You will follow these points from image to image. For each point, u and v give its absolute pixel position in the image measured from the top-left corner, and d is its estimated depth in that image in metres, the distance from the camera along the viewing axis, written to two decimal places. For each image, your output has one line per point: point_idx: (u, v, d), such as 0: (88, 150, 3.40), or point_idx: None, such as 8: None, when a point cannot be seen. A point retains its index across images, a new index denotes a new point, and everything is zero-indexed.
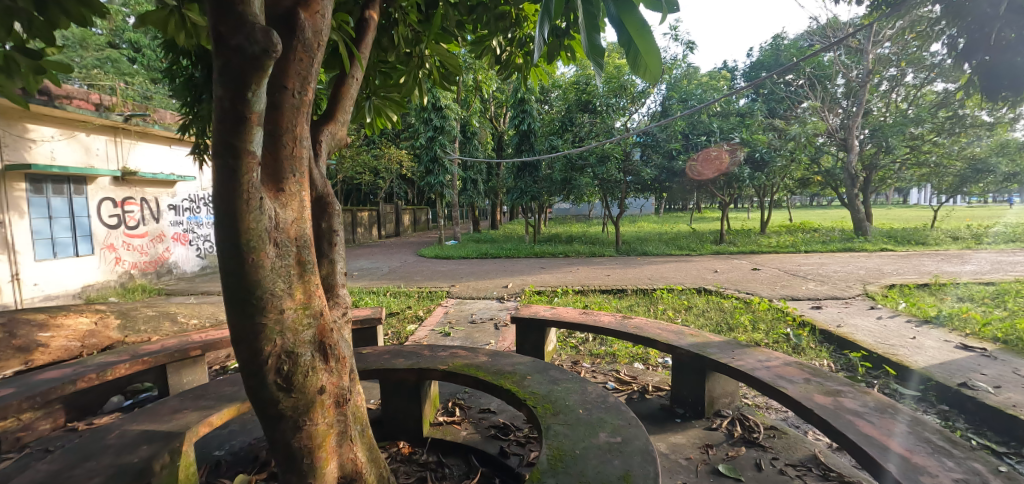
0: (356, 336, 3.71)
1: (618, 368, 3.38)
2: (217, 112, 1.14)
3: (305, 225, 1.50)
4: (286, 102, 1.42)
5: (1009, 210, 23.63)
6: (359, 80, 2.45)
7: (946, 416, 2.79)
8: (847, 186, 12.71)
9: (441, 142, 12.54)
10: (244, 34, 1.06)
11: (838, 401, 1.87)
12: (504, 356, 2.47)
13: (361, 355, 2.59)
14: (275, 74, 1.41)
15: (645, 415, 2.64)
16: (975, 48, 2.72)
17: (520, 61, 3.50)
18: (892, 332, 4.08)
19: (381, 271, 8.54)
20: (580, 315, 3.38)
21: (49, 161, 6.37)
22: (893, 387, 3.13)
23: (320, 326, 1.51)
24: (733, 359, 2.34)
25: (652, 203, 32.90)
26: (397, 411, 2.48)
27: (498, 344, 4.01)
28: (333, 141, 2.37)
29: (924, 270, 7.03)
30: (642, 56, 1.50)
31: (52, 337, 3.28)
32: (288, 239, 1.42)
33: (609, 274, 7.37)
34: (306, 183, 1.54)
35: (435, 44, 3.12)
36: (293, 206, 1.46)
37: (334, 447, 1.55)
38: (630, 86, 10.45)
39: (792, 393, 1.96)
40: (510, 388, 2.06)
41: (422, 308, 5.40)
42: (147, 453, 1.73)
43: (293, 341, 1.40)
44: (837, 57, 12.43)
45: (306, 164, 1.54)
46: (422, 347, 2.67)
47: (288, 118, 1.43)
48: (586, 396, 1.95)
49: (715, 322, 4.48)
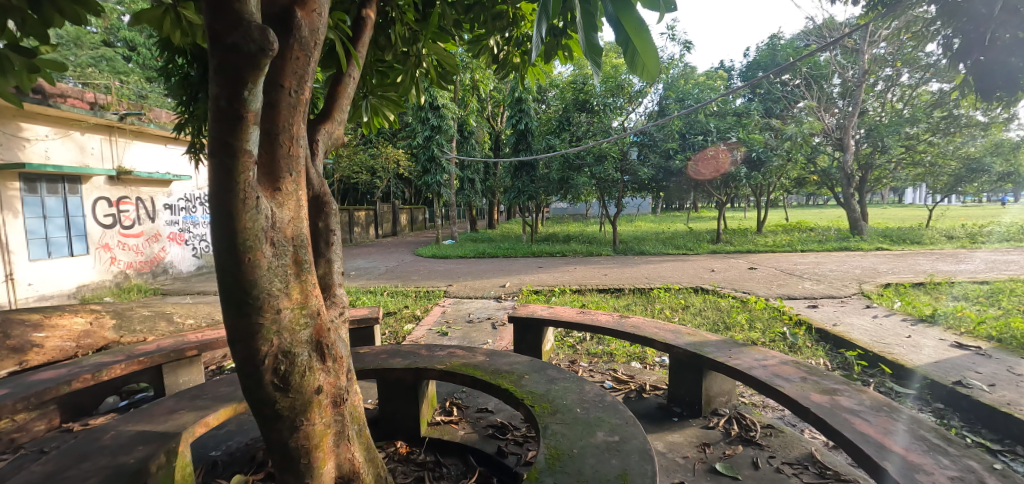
0: (353, 335, 3.70)
1: (615, 367, 3.38)
2: (214, 112, 1.13)
3: (302, 224, 1.49)
4: (283, 101, 1.42)
5: (1001, 210, 23.80)
6: (356, 79, 2.45)
7: (941, 414, 2.81)
8: (843, 185, 12.74)
9: (438, 141, 12.51)
10: (240, 33, 1.05)
11: (834, 400, 1.88)
12: (502, 356, 2.47)
13: (358, 355, 2.58)
14: (272, 74, 1.40)
15: (642, 414, 2.64)
16: (970, 49, 2.74)
17: (518, 60, 3.48)
18: (887, 331, 4.10)
19: (377, 271, 8.52)
20: (578, 314, 3.37)
21: (43, 161, 6.33)
22: (889, 385, 3.14)
23: (317, 326, 1.51)
24: (730, 358, 2.35)
25: (649, 202, 32.91)
26: (394, 411, 2.48)
27: (495, 343, 4.00)
28: (330, 141, 2.37)
29: (919, 269, 7.06)
30: (641, 55, 1.50)
31: (46, 337, 3.26)
32: (285, 238, 1.41)
33: (606, 274, 7.37)
34: (303, 182, 1.54)
35: (432, 44, 3.11)
36: (289, 205, 1.46)
37: (331, 447, 1.54)
38: (626, 86, 10.48)
39: (789, 391, 1.97)
40: (508, 387, 2.06)
41: (419, 307, 5.39)
42: (143, 453, 1.73)
43: (290, 341, 1.40)
44: (833, 57, 12.48)
45: (303, 163, 1.54)
46: (419, 347, 2.67)
47: (285, 118, 1.43)
48: (583, 396, 1.96)
49: (712, 321, 4.49)
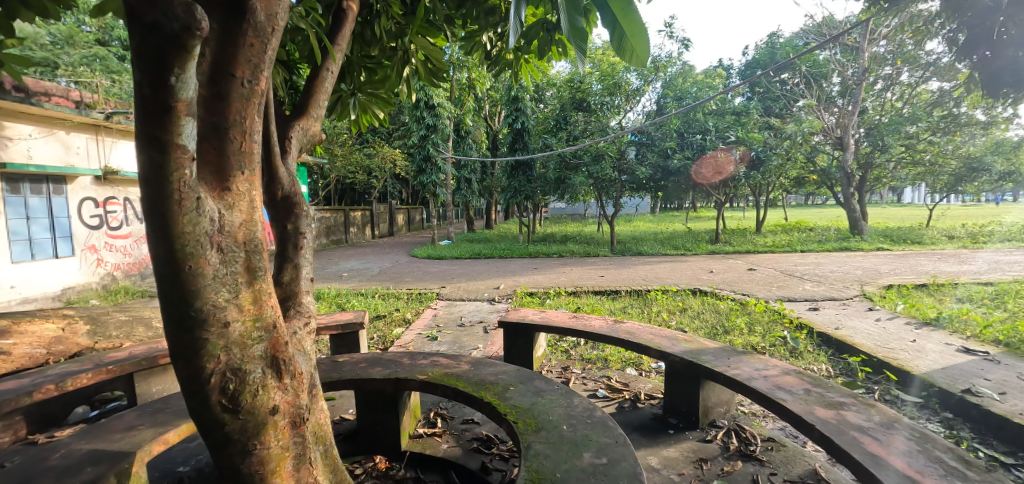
0: (337, 341, 3.56)
1: (609, 374, 3.24)
2: (138, 102, 0.99)
3: (257, 227, 1.36)
4: (234, 93, 1.28)
5: (997, 210, 23.83)
6: (335, 73, 2.33)
7: (950, 425, 2.67)
8: (843, 184, 12.61)
9: (433, 141, 12.38)
10: (160, 9, 0.90)
11: (841, 415, 1.74)
12: (488, 365, 2.33)
13: (337, 364, 2.45)
14: (220, 61, 1.27)
15: (635, 427, 2.49)
16: (977, 43, 2.64)
17: (511, 57, 3.28)
18: (891, 335, 3.97)
19: (371, 272, 8.39)
20: (571, 320, 3.22)
21: (26, 160, 6.15)
22: (894, 393, 3.01)
23: (274, 340, 1.36)
24: (728, 368, 2.22)
25: (648, 202, 32.56)
26: (374, 424, 2.34)
27: (486, 349, 3.86)
28: (306, 137, 2.26)
29: (921, 270, 6.93)
30: (629, 37, 1.37)
31: (14, 343, 3.10)
32: (234, 243, 1.27)
33: (603, 275, 7.24)
34: (259, 181, 1.40)
35: (420, 37, 2.97)
36: (241, 207, 1.31)
37: (290, 471, 1.39)
38: (624, 84, 10.30)
39: (793, 406, 1.82)
40: (492, 401, 1.92)
41: (411, 310, 5.26)
42: (91, 475, 1.59)
43: (241, 357, 1.27)
44: (833, 55, 12.31)
45: (259, 161, 1.39)
46: (401, 354, 2.54)
47: (236, 110, 1.29)
48: (571, 410, 1.82)
49: (711, 324, 4.35)
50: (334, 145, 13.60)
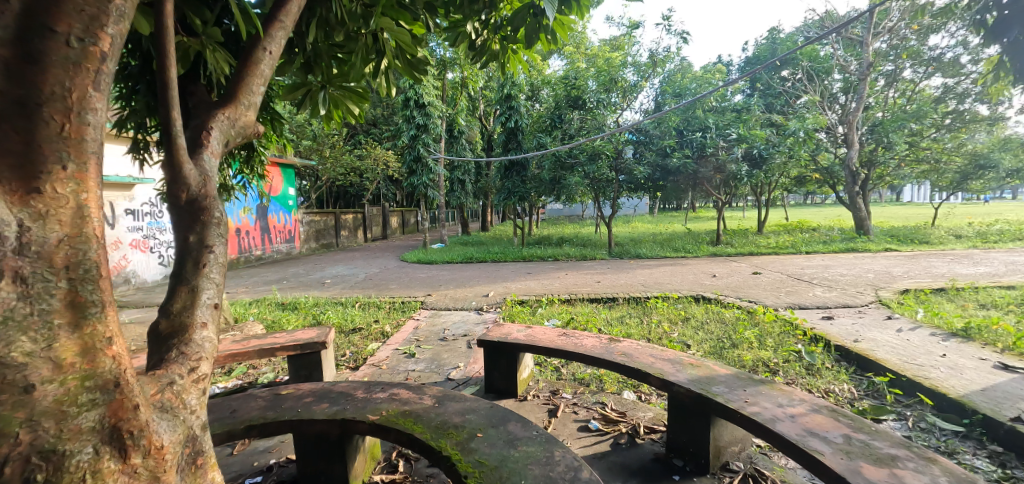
0: (298, 361, 3.16)
1: (603, 400, 2.84)
2: None
3: (89, 245, 0.96)
4: (55, 53, 0.89)
5: (999, 211, 23.14)
6: (273, 54, 1.92)
7: (1002, 461, 2.28)
8: (847, 184, 12.11)
9: (424, 141, 11.88)
10: None
11: (899, 477, 1.36)
12: (456, 400, 1.95)
13: (278, 398, 2.05)
14: (31, 9, 0.89)
15: (633, 471, 2.10)
16: (1010, 24, 2.38)
17: (498, 47, 2.87)
18: (917, 348, 3.57)
19: (356, 278, 7.99)
20: (559, 338, 2.81)
21: None
22: (930, 420, 2.64)
23: (116, 403, 0.96)
24: (745, 404, 1.83)
25: (645, 203, 31.89)
26: (318, 472, 1.96)
27: (467, 368, 3.47)
28: (238, 131, 1.84)
29: (937, 273, 6.50)
30: None
31: None
32: (43, 267, 0.88)
33: (599, 281, 6.81)
34: (97, 178, 0.99)
35: (387, 20, 2.57)
36: (59, 215, 0.92)
37: None
38: (620, 80, 9.94)
39: (832, 462, 1.43)
40: (452, 454, 1.53)
41: (391, 321, 4.87)
42: None
43: (56, 434, 0.87)
44: (836, 48, 11.92)
45: (98, 153, 1.00)
46: (357, 386, 2.14)
47: (54, 78, 0.90)
48: (549, 471, 1.43)
49: (716, 337, 3.96)
50: (324, 146, 13.23)
